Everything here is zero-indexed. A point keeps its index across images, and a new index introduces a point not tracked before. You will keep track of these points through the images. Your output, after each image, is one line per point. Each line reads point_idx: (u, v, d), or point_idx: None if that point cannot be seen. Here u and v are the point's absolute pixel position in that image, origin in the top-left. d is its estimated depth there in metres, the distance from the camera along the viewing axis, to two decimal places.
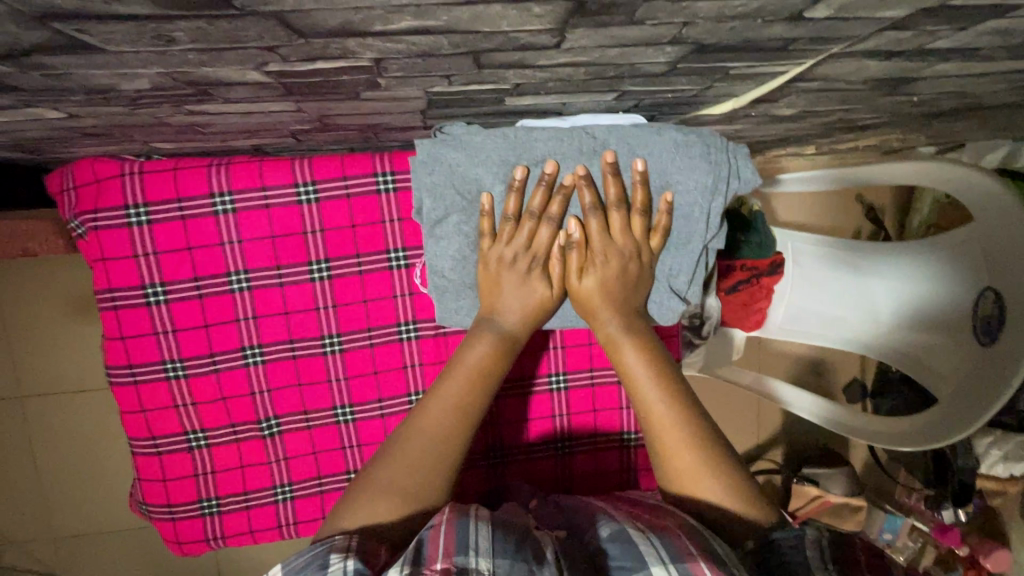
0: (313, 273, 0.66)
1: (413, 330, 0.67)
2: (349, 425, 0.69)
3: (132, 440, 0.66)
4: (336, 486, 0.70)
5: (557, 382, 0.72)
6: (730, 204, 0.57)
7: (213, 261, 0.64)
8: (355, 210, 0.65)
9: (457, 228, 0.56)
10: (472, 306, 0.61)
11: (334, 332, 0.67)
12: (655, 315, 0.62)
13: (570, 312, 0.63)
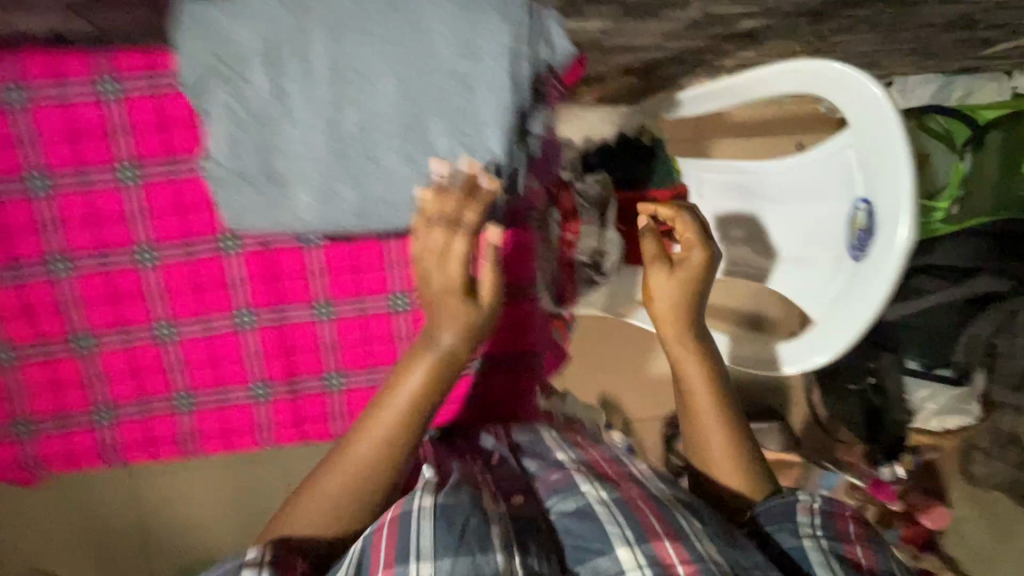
0: (122, 178, 0.61)
1: (235, 245, 0.63)
2: (172, 344, 0.65)
3: None
4: (163, 408, 0.67)
5: (399, 302, 0.67)
6: (540, 76, 0.49)
7: (7, 164, 0.58)
8: (166, 110, 0.59)
9: (223, 103, 0.47)
10: (258, 204, 0.50)
11: (148, 243, 0.63)
12: (468, 216, 0.51)
13: (371, 213, 0.51)
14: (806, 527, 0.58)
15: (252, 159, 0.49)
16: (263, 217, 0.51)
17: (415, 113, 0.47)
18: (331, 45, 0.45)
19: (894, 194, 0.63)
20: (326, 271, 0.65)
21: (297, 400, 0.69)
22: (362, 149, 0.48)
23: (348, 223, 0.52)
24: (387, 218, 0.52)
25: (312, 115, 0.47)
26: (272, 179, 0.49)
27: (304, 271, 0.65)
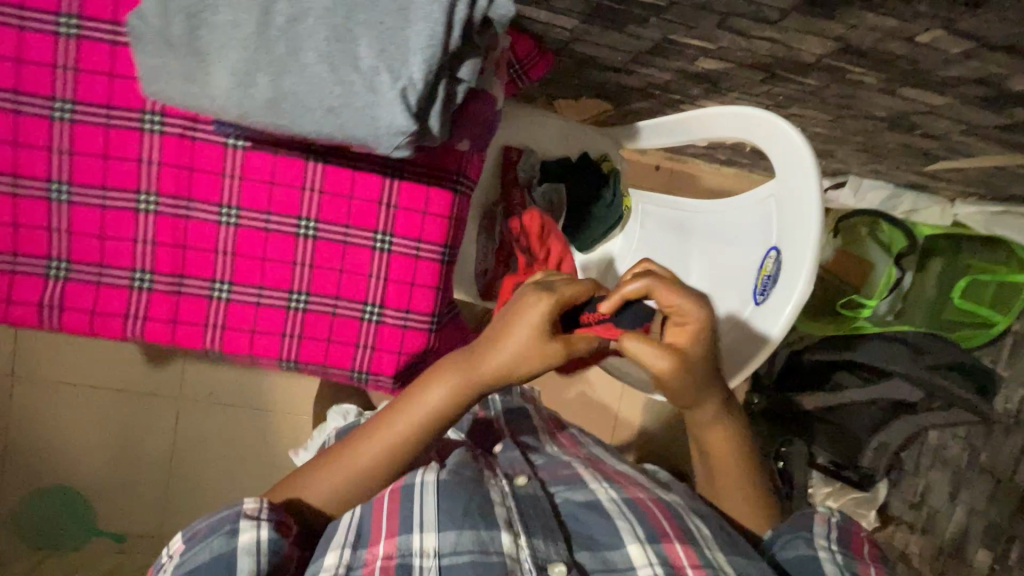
0: (58, 24, 0.59)
1: (157, 123, 0.62)
2: (63, 205, 0.63)
3: None
4: (30, 270, 0.63)
5: (305, 228, 0.66)
6: (478, 22, 0.51)
7: None
8: None
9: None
10: (172, 72, 0.50)
11: (67, 98, 0.61)
12: (377, 141, 0.52)
13: (280, 111, 0.51)
14: (822, 537, 0.63)
15: (176, 26, 0.49)
16: (172, 87, 0.51)
17: (346, 20, 0.49)
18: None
19: (799, 248, 0.66)
20: (240, 176, 0.64)
21: (178, 299, 0.66)
22: (287, 39, 0.49)
23: (256, 113, 0.51)
24: (296, 117, 0.51)
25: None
26: (192, 49, 0.50)
27: (218, 170, 0.64)
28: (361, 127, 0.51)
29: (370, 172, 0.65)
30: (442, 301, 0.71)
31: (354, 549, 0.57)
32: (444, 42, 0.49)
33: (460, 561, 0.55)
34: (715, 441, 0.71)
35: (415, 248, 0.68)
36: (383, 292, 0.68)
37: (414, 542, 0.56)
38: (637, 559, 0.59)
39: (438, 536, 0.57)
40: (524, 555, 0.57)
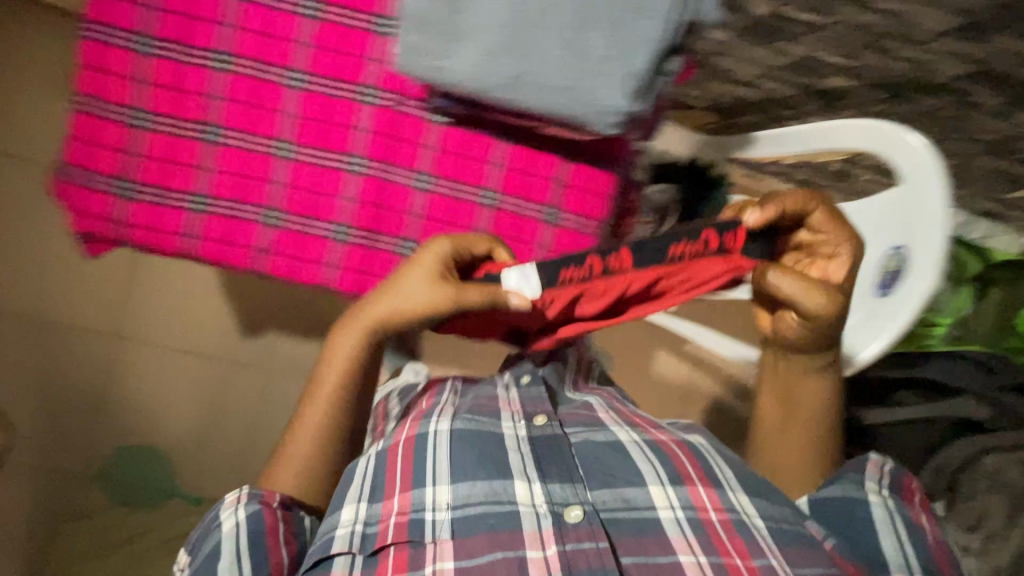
0: (303, 8, 0.70)
1: (374, 96, 0.71)
2: (286, 160, 0.72)
3: (75, 95, 0.69)
4: (246, 218, 0.72)
5: (488, 199, 0.75)
6: (691, 27, 0.60)
7: None
8: None
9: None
10: (429, 49, 0.60)
11: (302, 69, 0.70)
12: (596, 119, 0.61)
13: (519, 89, 0.60)
14: (874, 484, 0.69)
15: (440, 11, 0.59)
16: (426, 62, 0.60)
17: (586, 15, 0.58)
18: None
19: (928, 251, 0.74)
20: (439, 147, 0.73)
21: (372, 254, 0.74)
22: (534, 26, 0.58)
23: (496, 89, 0.60)
24: (529, 94, 0.60)
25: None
26: (451, 31, 0.59)
27: (419, 142, 0.73)
28: (584, 106, 0.60)
29: (550, 154, 0.75)
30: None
31: (372, 503, 0.65)
32: (666, 41, 0.58)
33: (473, 510, 0.62)
34: (808, 391, 0.75)
35: (581, 224, 0.77)
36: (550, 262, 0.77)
37: (427, 495, 0.64)
38: (657, 499, 0.66)
39: (450, 488, 0.64)
40: (539, 499, 0.63)
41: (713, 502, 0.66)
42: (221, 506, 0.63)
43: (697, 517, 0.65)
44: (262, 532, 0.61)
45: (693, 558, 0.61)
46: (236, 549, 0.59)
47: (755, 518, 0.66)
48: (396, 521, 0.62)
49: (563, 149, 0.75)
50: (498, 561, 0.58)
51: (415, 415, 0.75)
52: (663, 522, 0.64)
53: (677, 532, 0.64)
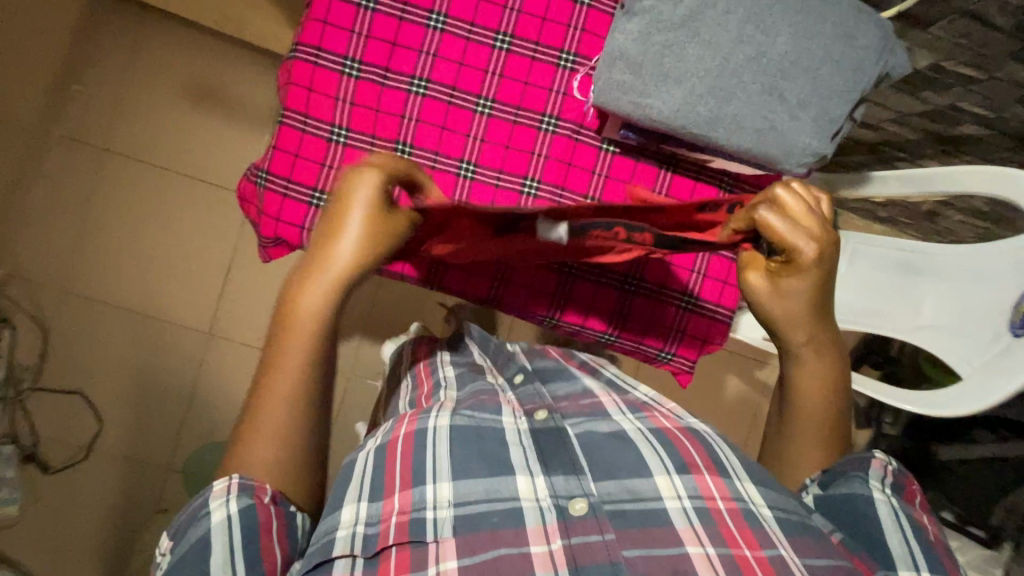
0: (496, 39, 0.82)
1: (552, 124, 0.83)
2: (466, 177, 0.83)
3: (287, 110, 0.81)
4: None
5: None
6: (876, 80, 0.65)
7: None
8: (553, 8, 0.82)
9: (653, 6, 0.64)
10: (635, 87, 0.65)
11: (489, 97, 0.82)
12: (784, 159, 0.65)
13: (715, 127, 0.64)
14: (876, 482, 0.67)
15: (652, 53, 0.64)
16: (631, 99, 0.65)
17: (791, 64, 0.63)
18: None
19: None
20: (606, 174, 0.84)
21: None
22: (741, 71, 0.63)
23: (692, 126, 0.65)
24: (728, 133, 0.65)
25: (717, 36, 0.63)
26: (657, 71, 0.64)
27: (591, 169, 0.84)
28: (778, 147, 0.64)
29: (710, 185, 0.85)
30: (722, 293, 0.96)
31: (373, 502, 0.66)
32: (857, 92, 0.64)
33: (476, 508, 0.64)
34: (813, 386, 0.75)
35: None
36: None
37: (428, 494, 0.65)
38: (666, 490, 0.65)
39: (452, 485, 0.65)
40: (542, 492, 0.65)
41: (719, 491, 0.65)
42: (212, 497, 0.61)
43: (704, 507, 0.63)
44: (256, 526, 0.59)
45: (701, 546, 0.59)
46: (229, 541, 0.58)
47: (761, 508, 0.64)
48: (398, 520, 0.63)
49: (724, 181, 0.84)
50: (502, 557, 0.59)
51: (411, 413, 0.77)
52: (669, 513, 0.63)
53: (684, 522, 0.62)
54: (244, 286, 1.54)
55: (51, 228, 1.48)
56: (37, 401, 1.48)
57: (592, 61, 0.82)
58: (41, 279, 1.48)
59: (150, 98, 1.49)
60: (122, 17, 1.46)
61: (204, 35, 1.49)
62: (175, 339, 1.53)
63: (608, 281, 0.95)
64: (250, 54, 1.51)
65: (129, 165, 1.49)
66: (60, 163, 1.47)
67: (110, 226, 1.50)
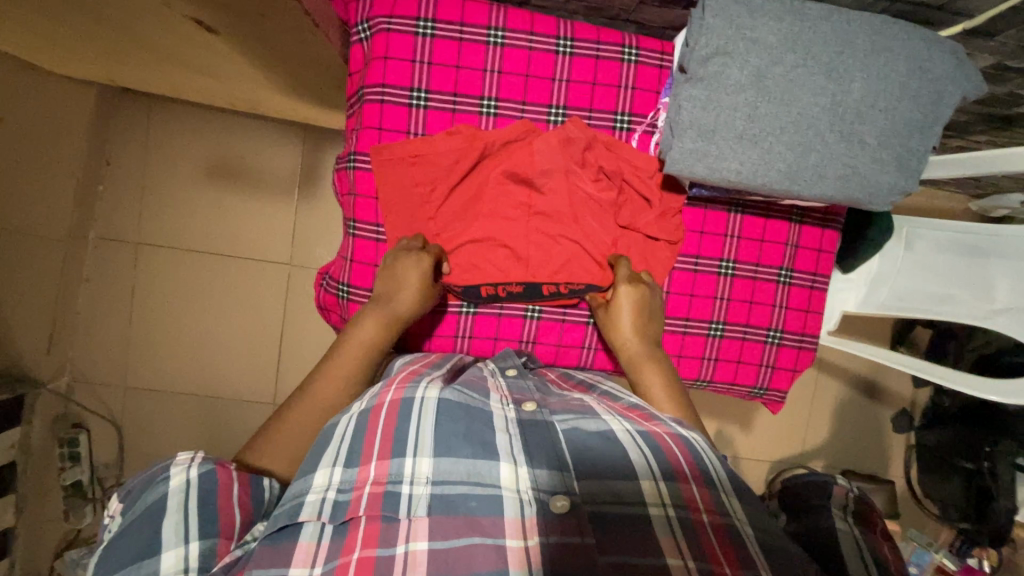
0: (549, 112, 0.86)
1: (616, 183, 0.88)
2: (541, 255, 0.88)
3: (358, 222, 0.86)
4: (513, 313, 0.88)
5: (725, 268, 0.90)
6: (956, 104, 0.68)
7: (473, 82, 0.84)
8: (600, 71, 0.85)
9: (718, 70, 0.65)
10: (709, 152, 0.67)
11: (552, 166, 0.85)
12: (868, 198, 0.69)
13: (798, 176, 0.67)
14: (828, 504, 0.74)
15: (723, 115, 0.66)
16: (706, 163, 0.67)
17: (868, 108, 0.65)
18: (825, 43, 0.64)
19: None
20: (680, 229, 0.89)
21: None
22: (819, 123, 0.65)
23: (773, 181, 0.67)
24: (809, 184, 0.67)
25: (790, 92, 0.64)
26: (733, 137, 0.66)
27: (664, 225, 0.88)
28: (863, 189, 0.68)
29: (781, 221, 0.90)
30: (807, 321, 0.93)
31: (347, 468, 0.61)
32: (939, 124, 0.67)
33: (455, 489, 0.59)
34: (657, 384, 0.77)
35: (810, 279, 0.93)
36: (781, 317, 0.92)
37: (406, 466, 0.60)
38: (649, 496, 0.59)
39: (432, 461, 0.61)
40: (524, 484, 0.60)
41: (704, 503, 0.59)
42: (172, 464, 0.59)
43: (689, 519, 0.57)
44: (214, 490, 0.57)
45: (681, 559, 0.53)
46: (187, 503, 0.55)
47: (747, 525, 0.58)
48: (371, 491, 0.58)
49: (793, 215, 0.90)
50: (477, 545, 0.54)
51: (399, 377, 0.72)
52: (654, 523, 0.57)
53: (667, 535, 0.56)
54: (299, 353, 1.55)
55: (103, 329, 1.50)
56: (121, 493, 1.52)
57: (648, 116, 0.87)
58: (102, 378, 1.51)
59: (175, 186, 1.49)
60: (134, 113, 1.46)
61: (216, 113, 1.48)
62: (241, 415, 1.55)
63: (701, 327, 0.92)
64: (265, 124, 1.50)
65: (166, 255, 1.50)
66: (99, 266, 1.48)
67: (160, 318, 1.51)
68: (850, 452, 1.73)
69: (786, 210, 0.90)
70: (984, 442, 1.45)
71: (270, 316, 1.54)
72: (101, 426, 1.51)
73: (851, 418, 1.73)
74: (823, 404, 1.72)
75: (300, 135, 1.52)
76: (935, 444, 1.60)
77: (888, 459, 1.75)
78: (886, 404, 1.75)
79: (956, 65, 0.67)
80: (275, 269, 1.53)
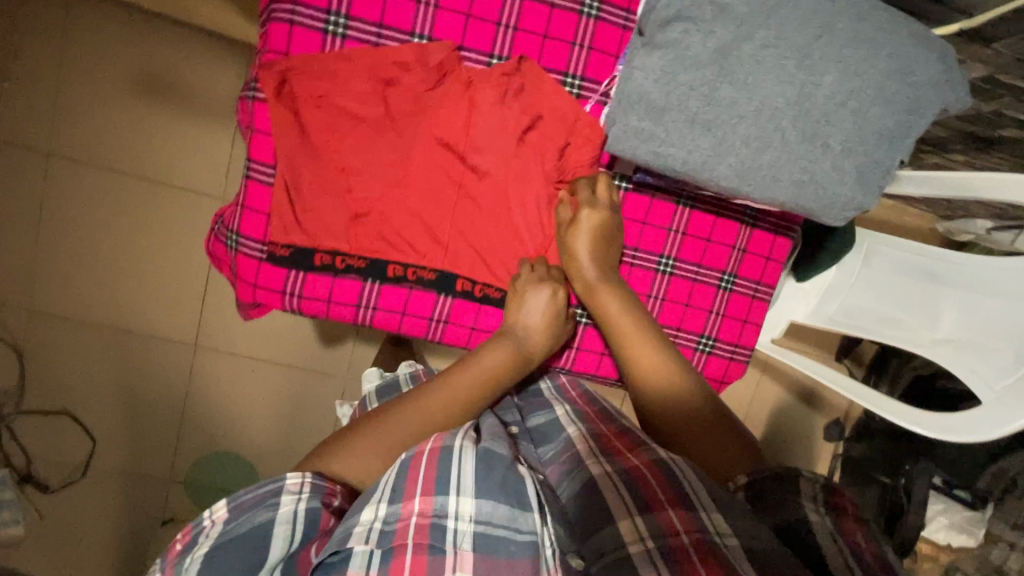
0: (490, 64, 0.76)
1: (557, 163, 0.79)
2: (464, 229, 0.79)
3: (254, 164, 0.75)
4: (424, 288, 0.80)
5: (665, 266, 0.84)
6: (935, 115, 0.60)
7: (402, 14, 0.72)
8: (552, 23, 0.75)
9: (678, 38, 0.56)
10: (654, 135, 0.58)
11: (487, 136, 0.77)
12: (825, 212, 0.62)
13: (748, 179, 0.59)
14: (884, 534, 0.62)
15: (678, 95, 0.57)
16: (651, 148, 0.59)
17: (838, 107, 0.57)
18: (800, 22, 0.55)
19: None
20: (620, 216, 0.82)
21: None
22: (781, 117, 0.57)
23: (724, 180, 0.60)
24: (761, 186, 0.60)
25: (754, 76, 0.56)
26: (685, 119, 0.57)
27: None
28: (819, 200, 0.61)
29: (731, 222, 0.83)
30: (743, 334, 0.88)
31: (391, 503, 0.55)
32: (912, 137, 0.60)
33: (497, 529, 0.54)
34: (612, 303, 0.79)
35: (753, 288, 0.87)
36: (717, 325, 0.86)
37: (451, 503, 0.55)
38: (627, 534, 0.55)
39: (475, 500, 0.56)
40: (544, 535, 0.55)
41: (683, 525, 0.55)
42: (281, 488, 0.57)
43: (670, 548, 0.53)
44: (315, 520, 0.56)
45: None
46: (293, 534, 0.54)
47: (731, 539, 0.54)
48: (417, 523, 0.53)
49: (745, 217, 0.84)
50: None
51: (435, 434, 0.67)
52: (634, 562, 0.53)
53: (651, 570, 0.52)
54: (228, 296, 1.46)
55: (5, 246, 1.36)
56: (23, 424, 1.43)
57: (601, 85, 0.77)
58: (4, 299, 1.38)
59: (97, 97, 1.33)
60: (47, 2, 1.28)
61: (148, 19, 1.32)
62: (159, 354, 1.46)
63: None
64: (203, 36, 1.35)
65: (82, 172, 1.35)
66: (2, 176, 1.33)
67: (70, 243, 1.38)
68: (781, 454, 1.75)
69: (739, 211, 0.83)
70: (906, 460, 1.50)
71: (195, 253, 1.42)
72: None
73: (786, 422, 1.74)
74: (762, 406, 1.72)
75: (242, 56, 1.37)
76: (856, 455, 1.64)
77: (817, 464, 1.77)
78: (822, 412, 1.76)
79: (941, 71, 0.59)
80: (203, 203, 1.40)
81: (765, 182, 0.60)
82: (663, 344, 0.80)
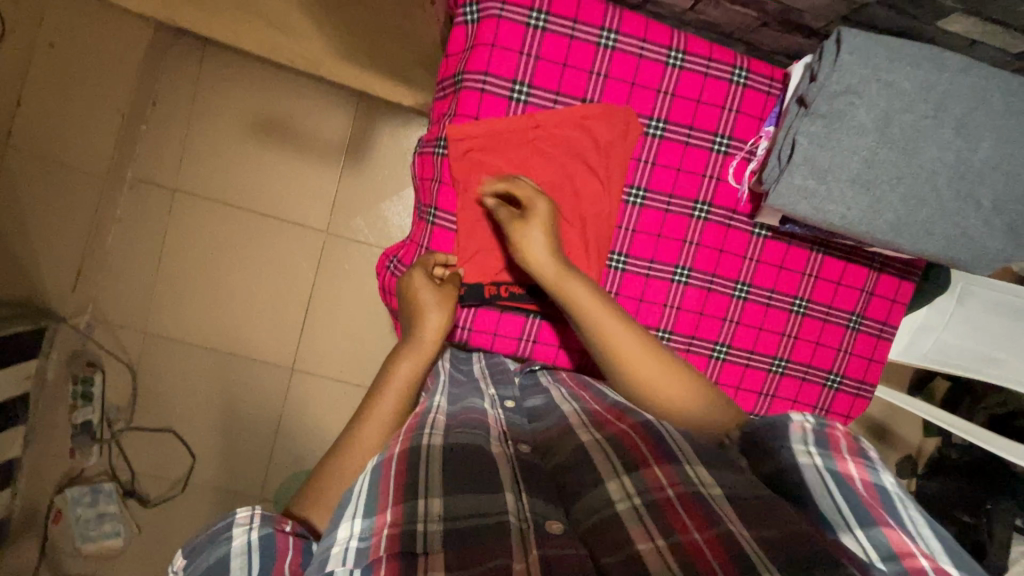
0: (649, 124, 0.86)
1: (705, 211, 0.88)
2: (619, 270, 0.88)
3: (441, 212, 0.88)
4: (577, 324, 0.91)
5: (799, 306, 0.90)
6: None
7: (577, 82, 0.84)
8: (705, 90, 0.86)
9: (844, 109, 0.68)
10: (817, 192, 0.69)
11: (642, 185, 0.88)
12: (970, 261, 0.72)
13: (901, 233, 0.70)
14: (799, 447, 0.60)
15: (839, 157, 0.68)
16: (813, 203, 0.70)
17: (990, 169, 0.68)
18: (955, 100, 0.67)
19: None
20: (758, 260, 0.89)
21: (689, 353, 0.90)
22: (937, 178, 0.68)
23: (878, 231, 0.70)
24: (915, 238, 0.70)
25: (912, 142, 0.67)
26: (845, 178, 0.69)
27: (744, 253, 0.89)
28: (965, 250, 0.71)
29: (861, 267, 0.90)
30: (869, 371, 0.94)
31: (365, 517, 0.52)
32: None
33: (469, 523, 0.51)
34: (581, 294, 0.75)
35: (879, 328, 0.93)
36: (845, 363, 0.93)
37: (420, 507, 0.52)
38: (615, 493, 0.56)
39: (444, 500, 0.53)
40: (525, 514, 0.53)
41: (668, 478, 0.56)
42: (233, 521, 0.54)
43: (654, 501, 0.54)
44: (274, 549, 0.53)
45: (651, 543, 0.50)
46: (250, 563, 0.50)
47: (715, 489, 0.55)
48: (389, 534, 0.49)
49: (874, 263, 0.91)
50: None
51: (406, 425, 0.64)
52: (622, 516, 0.54)
53: (637, 523, 0.53)
54: (323, 321, 1.54)
55: (128, 272, 1.47)
56: (130, 438, 1.52)
57: (747, 143, 0.87)
58: (123, 321, 1.49)
59: (222, 138, 1.46)
60: (187, 55, 1.43)
61: (275, 69, 1.45)
62: (256, 375, 1.54)
63: (757, 362, 0.91)
64: (321, 85, 1.47)
65: (201, 205, 1.47)
66: (132, 209, 1.46)
67: (186, 269, 1.48)
68: None
69: (869, 257, 0.91)
70: (985, 499, 1.49)
71: (296, 281, 1.52)
72: (115, 368, 1.50)
73: None
74: None
75: (355, 101, 1.48)
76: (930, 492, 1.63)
77: None
78: (893, 448, 1.76)
79: None
80: (309, 235, 1.50)
81: (918, 234, 0.70)
82: (657, 347, 0.76)
